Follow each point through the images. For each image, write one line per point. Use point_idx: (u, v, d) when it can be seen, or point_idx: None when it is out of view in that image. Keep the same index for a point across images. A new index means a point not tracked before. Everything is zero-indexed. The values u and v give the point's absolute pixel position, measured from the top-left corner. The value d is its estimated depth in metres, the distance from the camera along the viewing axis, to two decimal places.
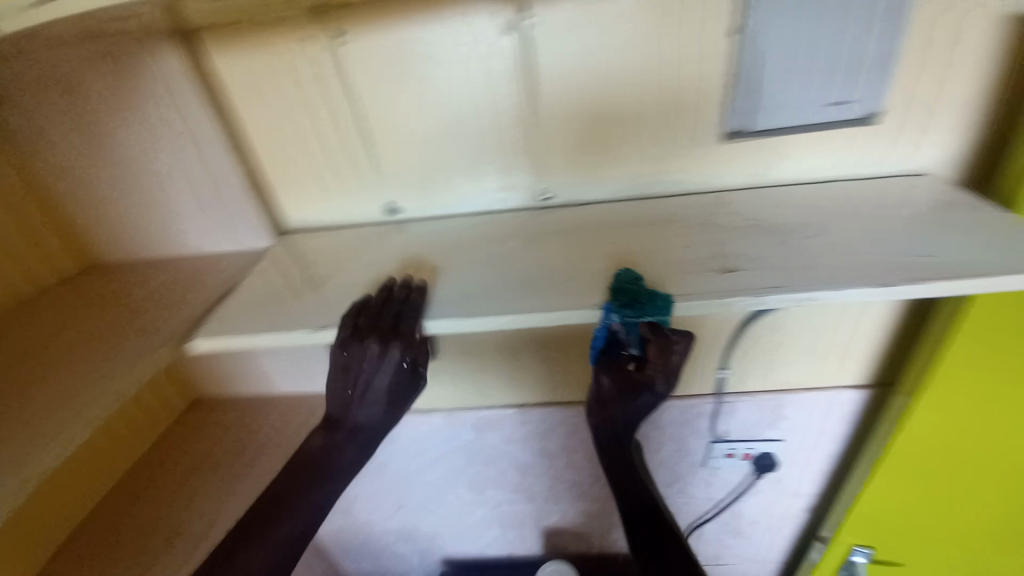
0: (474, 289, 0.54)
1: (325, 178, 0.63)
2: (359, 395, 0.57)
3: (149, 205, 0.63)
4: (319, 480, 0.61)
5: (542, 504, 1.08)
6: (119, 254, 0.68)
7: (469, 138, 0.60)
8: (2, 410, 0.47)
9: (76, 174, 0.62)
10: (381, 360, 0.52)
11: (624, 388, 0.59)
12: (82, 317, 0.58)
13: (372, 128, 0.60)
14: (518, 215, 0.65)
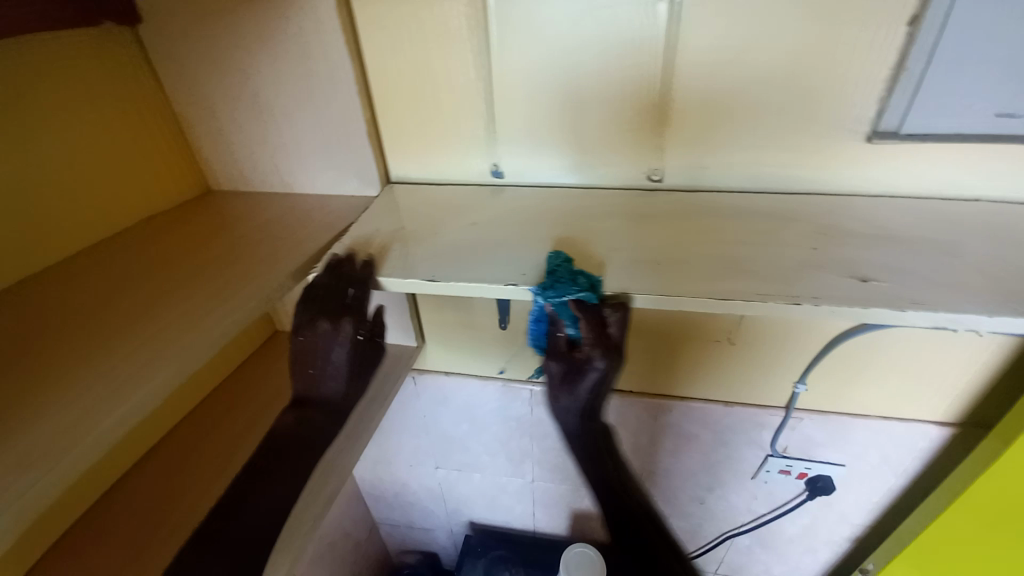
0: (583, 262, 0.53)
1: (440, 132, 0.64)
2: (322, 374, 0.60)
3: (267, 138, 0.64)
4: (299, 443, 0.62)
5: (576, 488, 1.06)
6: (235, 182, 0.71)
7: (595, 106, 0.59)
8: (65, 369, 0.44)
9: (207, 99, 0.64)
10: (336, 340, 0.56)
11: (571, 373, 0.55)
12: (144, 272, 0.56)
13: (497, 87, 0.59)
14: (625, 193, 0.64)
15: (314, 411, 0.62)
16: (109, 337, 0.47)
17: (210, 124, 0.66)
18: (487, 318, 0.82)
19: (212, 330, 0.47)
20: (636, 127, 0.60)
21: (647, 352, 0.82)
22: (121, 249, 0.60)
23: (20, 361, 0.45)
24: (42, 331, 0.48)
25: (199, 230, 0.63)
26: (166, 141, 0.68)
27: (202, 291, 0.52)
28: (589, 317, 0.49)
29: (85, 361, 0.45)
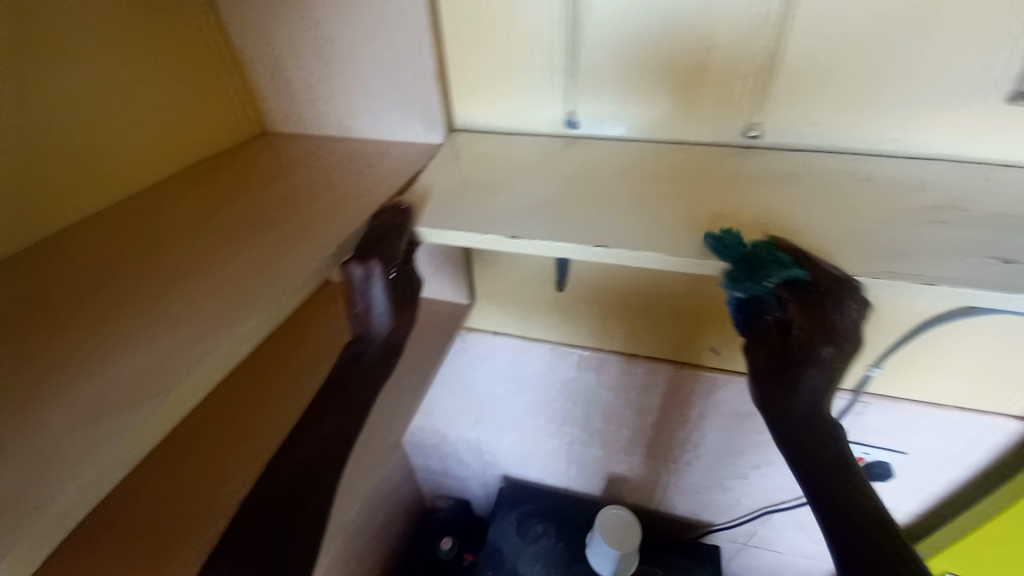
0: (669, 225, 0.48)
1: (514, 76, 0.58)
2: (365, 313, 0.50)
3: (330, 76, 0.61)
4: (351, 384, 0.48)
5: (614, 454, 1.06)
6: (296, 125, 0.68)
7: (694, 51, 0.53)
8: (134, 325, 0.42)
9: (270, 31, 0.60)
10: (369, 272, 0.48)
11: (783, 374, 0.42)
12: (199, 224, 0.53)
13: (585, 21, 0.53)
14: (713, 150, 0.57)
15: (366, 351, 0.50)
16: (171, 275, 0.46)
17: (269, 60, 0.63)
18: (541, 280, 0.79)
19: (274, 270, 0.46)
20: (739, 73, 0.53)
21: (709, 326, 0.77)
22: (179, 188, 0.60)
23: (96, 299, 0.45)
24: (106, 266, 0.48)
25: (256, 172, 0.62)
26: (221, 78, 0.66)
27: (262, 233, 0.51)
28: (800, 295, 0.43)
29: (150, 296, 0.45)
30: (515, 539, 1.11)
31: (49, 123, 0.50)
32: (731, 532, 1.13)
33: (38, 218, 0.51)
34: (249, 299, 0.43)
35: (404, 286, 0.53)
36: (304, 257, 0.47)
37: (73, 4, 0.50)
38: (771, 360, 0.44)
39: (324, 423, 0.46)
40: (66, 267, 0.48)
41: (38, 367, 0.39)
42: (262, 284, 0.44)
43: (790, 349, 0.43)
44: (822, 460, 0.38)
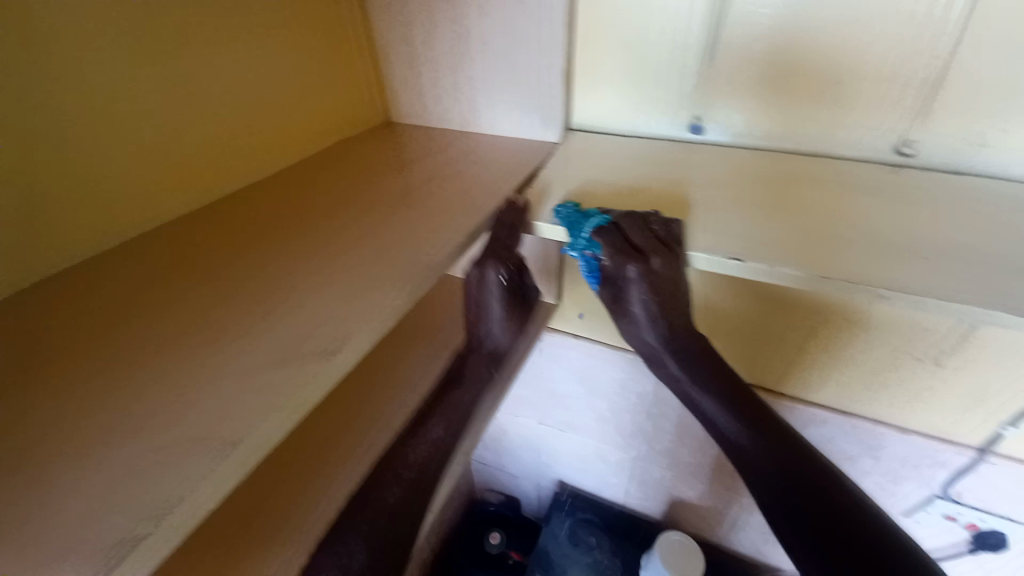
0: (808, 239, 0.45)
1: (644, 78, 0.58)
2: (483, 319, 0.62)
3: (463, 72, 0.64)
4: (462, 384, 0.59)
5: (681, 476, 1.02)
6: (420, 115, 0.72)
7: (851, 59, 0.49)
8: (282, 291, 0.43)
9: (413, 28, 0.64)
10: (487, 277, 0.56)
11: (620, 303, 0.54)
12: (338, 203, 0.55)
13: (731, 27, 0.51)
14: (858, 165, 0.54)
15: (479, 359, 0.62)
16: (304, 245, 0.48)
17: (406, 51, 0.67)
18: None
19: (392, 251, 0.47)
20: (898, 84, 0.49)
21: (816, 354, 0.72)
22: (300, 175, 0.63)
23: (249, 264, 0.46)
24: (233, 238, 0.51)
25: (375, 161, 0.65)
26: (358, 67, 0.71)
27: (376, 218, 0.52)
28: (609, 236, 0.48)
29: (272, 268, 0.46)
30: (565, 544, 1.10)
31: (218, 97, 0.55)
32: None
33: (184, 186, 0.54)
34: (372, 274, 0.44)
35: (517, 300, 0.62)
36: (422, 240, 0.47)
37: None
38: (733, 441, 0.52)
39: (432, 431, 0.54)
40: (200, 238, 0.51)
41: (168, 322, 0.40)
42: (385, 261, 0.45)
43: (615, 278, 0.52)
44: (788, 457, 0.49)
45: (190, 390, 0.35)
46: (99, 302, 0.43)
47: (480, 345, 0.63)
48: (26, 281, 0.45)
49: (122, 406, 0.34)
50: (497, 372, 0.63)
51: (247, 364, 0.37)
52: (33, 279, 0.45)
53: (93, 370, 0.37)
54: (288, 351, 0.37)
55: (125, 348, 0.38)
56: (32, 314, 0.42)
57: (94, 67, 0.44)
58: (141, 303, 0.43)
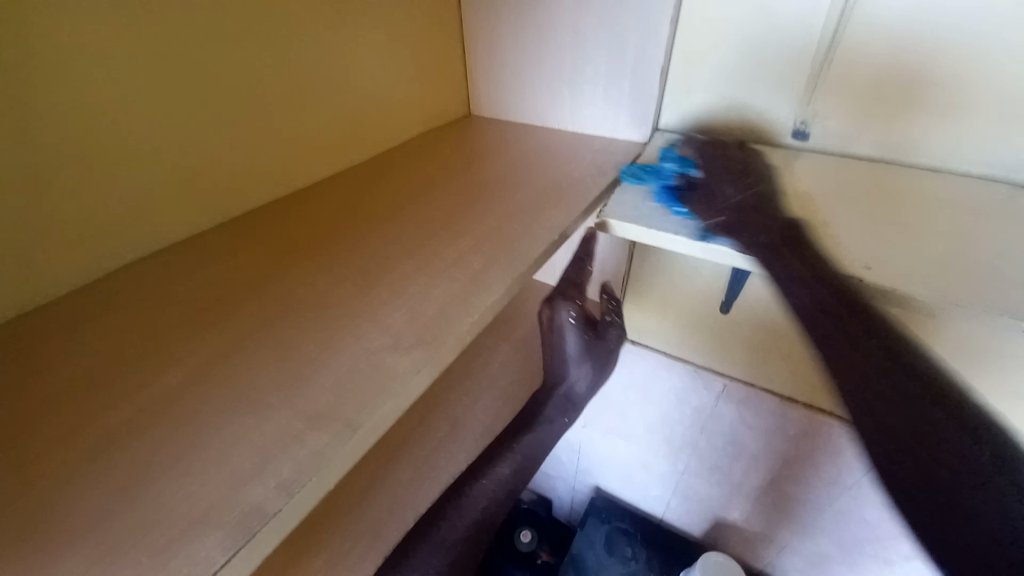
0: (934, 262, 0.41)
1: (746, 82, 0.57)
2: (562, 360, 0.65)
3: (555, 71, 0.65)
4: (536, 431, 0.61)
5: (729, 497, 0.97)
6: (508, 111, 0.74)
7: (990, 71, 0.46)
8: (383, 278, 0.44)
9: (511, 27, 0.66)
10: (559, 316, 0.61)
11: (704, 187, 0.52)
12: (427, 193, 0.56)
13: (848, 31, 0.50)
14: (990, 184, 0.49)
15: (548, 401, 0.64)
16: (399, 234, 0.49)
17: (502, 46, 0.69)
18: (702, 298, 0.75)
19: (485, 247, 0.46)
20: None
21: None
22: (384, 167, 0.64)
23: (348, 251, 0.47)
24: (324, 228, 0.51)
25: (458, 154, 0.65)
26: (447, 61, 0.72)
27: (463, 213, 0.51)
28: (690, 149, 0.58)
29: (364, 257, 0.46)
30: (601, 552, 1.07)
31: (323, 80, 0.57)
32: None
33: (281, 169, 0.56)
34: (468, 267, 0.44)
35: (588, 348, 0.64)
36: (515, 238, 0.47)
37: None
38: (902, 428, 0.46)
39: (499, 470, 0.58)
40: (293, 225, 0.52)
41: (268, 307, 0.41)
42: (480, 254, 0.45)
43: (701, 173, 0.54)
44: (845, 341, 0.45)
45: (298, 374, 0.35)
46: (205, 283, 0.45)
47: (557, 387, 0.65)
48: (139, 252, 0.47)
49: (234, 382, 0.35)
50: (563, 419, 0.63)
51: (346, 354, 0.37)
52: (145, 251, 0.47)
53: (204, 346, 0.38)
54: (393, 340, 0.37)
55: (231, 329, 0.39)
56: (145, 288, 0.44)
57: (224, 43, 0.47)
58: (243, 286, 0.44)
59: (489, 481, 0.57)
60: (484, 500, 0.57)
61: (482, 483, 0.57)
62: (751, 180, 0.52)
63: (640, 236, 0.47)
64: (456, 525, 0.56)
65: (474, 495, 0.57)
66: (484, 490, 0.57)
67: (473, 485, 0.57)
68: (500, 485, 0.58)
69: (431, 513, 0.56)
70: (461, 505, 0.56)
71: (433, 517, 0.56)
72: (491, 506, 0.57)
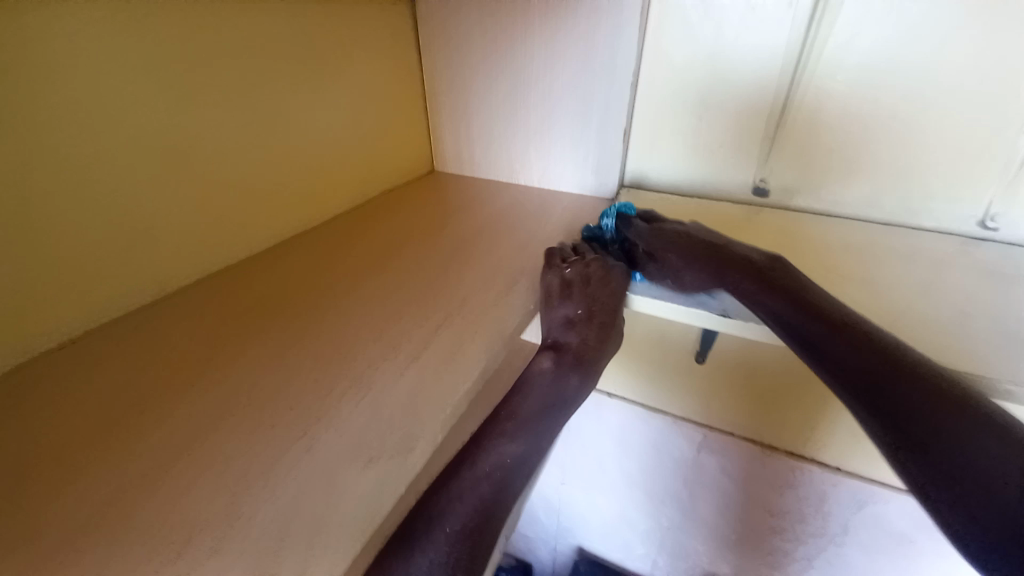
0: (908, 322, 0.41)
1: (705, 143, 0.59)
2: (580, 323, 0.44)
3: (521, 132, 0.67)
4: (554, 405, 0.40)
5: (716, 552, 0.91)
6: (474, 168, 0.74)
7: (921, 136, 0.50)
8: (346, 359, 0.40)
9: (476, 92, 0.68)
10: (604, 271, 0.47)
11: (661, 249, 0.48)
12: (393, 258, 0.53)
13: (794, 99, 0.53)
14: (938, 237, 0.52)
15: (567, 365, 0.42)
16: (362, 307, 0.46)
17: (467, 107, 0.70)
18: (675, 347, 0.75)
19: (455, 322, 0.43)
20: (973, 160, 0.49)
21: None
22: (345, 231, 0.61)
23: (307, 331, 0.43)
24: (275, 305, 0.47)
25: (423, 212, 0.64)
26: (413, 123, 0.73)
27: (429, 282, 0.49)
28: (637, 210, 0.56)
29: (320, 338, 0.42)
30: None
31: (281, 144, 0.55)
32: None
33: (229, 237, 0.52)
34: (440, 347, 0.41)
35: (613, 302, 0.45)
36: (488, 309, 0.44)
37: (332, 62, 0.59)
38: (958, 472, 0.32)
39: (511, 447, 0.37)
40: (237, 305, 0.47)
41: (205, 412, 0.36)
42: (451, 331, 0.42)
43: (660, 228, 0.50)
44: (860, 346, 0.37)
45: (239, 500, 0.30)
46: (127, 387, 0.39)
47: (575, 349, 0.43)
48: (58, 342, 0.42)
49: (161, 520, 0.30)
50: (584, 382, 0.42)
51: (300, 462, 0.32)
52: (65, 341, 0.42)
53: (124, 473, 0.32)
54: (355, 445, 0.33)
55: (158, 445, 0.34)
56: (50, 397, 0.38)
57: (172, 113, 0.44)
58: (172, 389, 0.38)
59: (488, 459, 0.36)
60: (480, 500, 0.34)
61: (477, 470, 0.35)
62: (708, 242, 0.47)
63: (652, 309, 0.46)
64: (446, 531, 0.32)
65: (467, 487, 0.34)
66: (488, 471, 0.35)
67: (470, 463, 0.35)
68: (504, 470, 0.36)
69: (407, 517, 0.32)
70: (454, 499, 0.33)
71: (416, 515, 0.32)
72: (495, 507, 0.34)
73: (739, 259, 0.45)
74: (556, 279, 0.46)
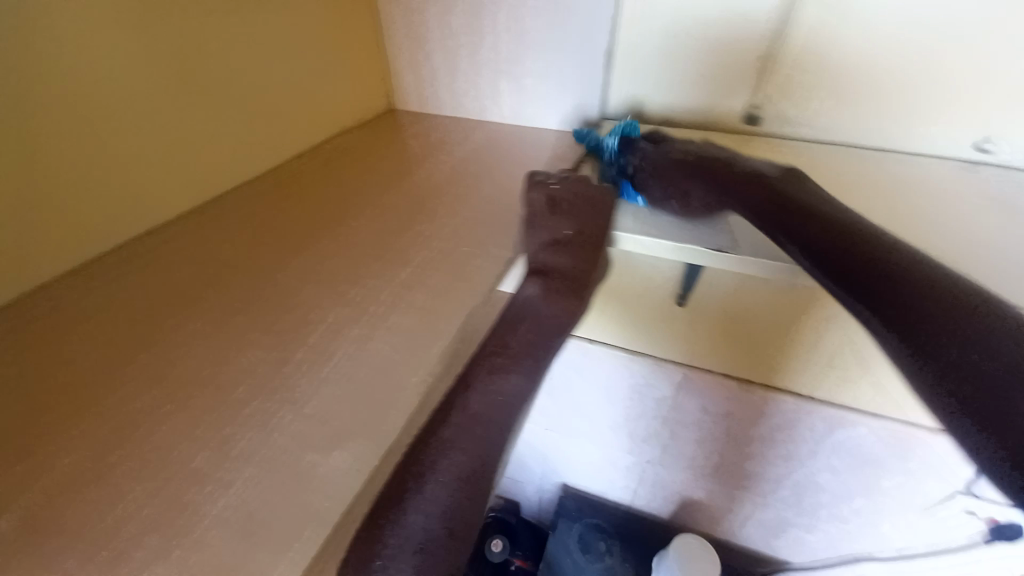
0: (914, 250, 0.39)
1: (691, 68, 0.54)
2: (567, 245, 0.40)
3: (487, 62, 0.60)
4: (550, 333, 0.37)
5: (694, 480, 0.95)
6: (437, 106, 0.66)
7: (918, 56, 0.46)
8: (309, 327, 0.35)
9: (432, 14, 0.59)
10: (590, 193, 0.43)
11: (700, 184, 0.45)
12: (355, 211, 0.47)
13: (790, 14, 0.48)
14: (931, 163, 0.50)
15: (556, 288, 0.38)
16: (323, 266, 0.41)
17: (425, 32, 0.61)
18: (658, 290, 0.73)
19: (429, 280, 0.39)
20: (972, 81, 0.46)
21: (855, 358, 0.68)
22: (298, 180, 0.54)
23: (262, 296, 0.38)
24: (220, 270, 0.41)
25: (383, 157, 0.57)
26: (363, 54, 0.64)
27: (395, 236, 0.44)
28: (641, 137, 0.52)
29: (276, 307, 0.37)
30: (578, 555, 1.03)
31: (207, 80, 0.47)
32: None
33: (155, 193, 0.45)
34: (415, 308, 0.37)
35: (603, 220, 0.42)
36: (466, 262, 0.40)
37: None
38: (993, 400, 0.28)
39: (507, 381, 0.34)
40: (171, 274, 0.41)
41: (138, 397, 0.31)
42: (425, 289, 0.38)
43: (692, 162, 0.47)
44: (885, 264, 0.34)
45: (183, 493, 0.27)
46: (34, 383, 0.33)
47: (560, 272, 0.39)
48: None
49: (89, 529, 0.25)
50: (580, 304, 0.39)
51: (260, 447, 0.28)
52: None
53: (40, 481, 0.27)
54: (322, 428, 0.29)
55: (83, 441, 0.29)
56: None
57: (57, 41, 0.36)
58: (91, 379, 0.33)
59: (484, 398, 0.33)
60: (477, 445, 0.32)
61: (471, 413, 0.32)
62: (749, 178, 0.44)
63: (643, 250, 0.42)
64: (444, 479, 0.30)
65: (459, 432, 0.31)
66: (484, 412, 0.33)
67: (460, 406, 0.32)
68: (498, 409, 0.33)
69: (401, 471, 0.29)
70: (447, 450, 0.31)
71: (410, 470, 0.29)
72: (493, 449, 0.32)
73: (809, 211, 0.40)
74: (540, 196, 0.43)
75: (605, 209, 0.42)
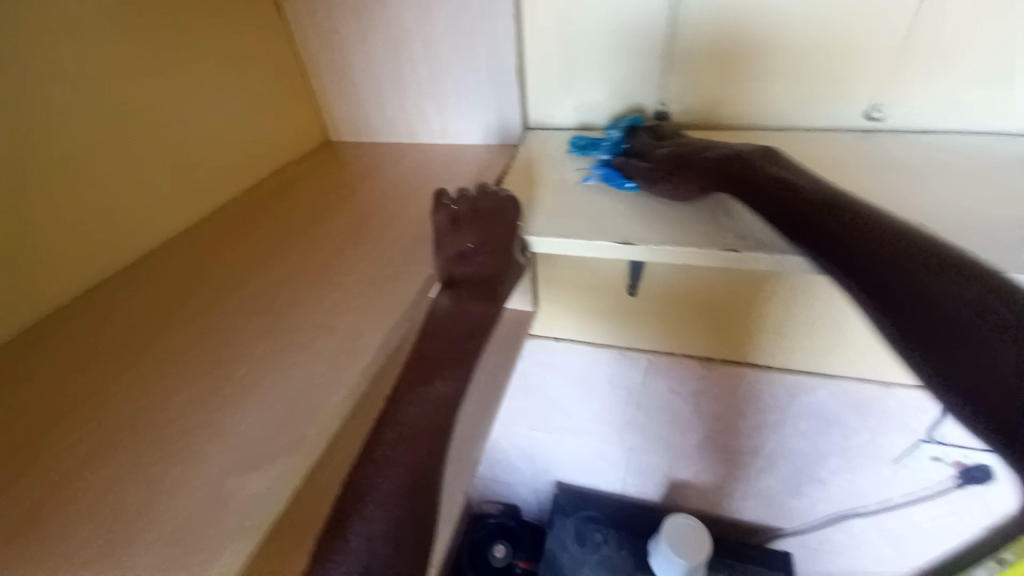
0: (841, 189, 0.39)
1: (599, 73, 0.56)
2: (470, 255, 0.42)
3: (411, 87, 0.62)
4: (471, 335, 0.40)
5: (677, 460, 0.98)
6: (371, 132, 0.69)
7: (799, 41, 0.50)
8: (242, 363, 0.37)
9: (351, 48, 0.61)
10: (488, 204, 0.43)
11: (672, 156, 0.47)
12: (288, 245, 0.49)
13: (678, 14, 0.51)
14: (834, 135, 0.53)
15: (466, 296, 0.41)
16: (258, 303, 0.42)
17: (346, 64, 0.63)
18: (611, 282, 0.75)
19: (354, 307, 0.41)
20: (853, 57, 0.49)
21: (801, 324, 0.71)
22: (238, 219, 0.55)
23: (200, 337, 0.40)
24: (158, 316, 0.43)
25: (321, 188, 0.59)
26: (292, 93, 0.66)
27: (323, 266, 0.45)
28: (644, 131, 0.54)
29: (213, 347, 0.39)
30: (575, 549, 1.02)
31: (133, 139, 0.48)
32: (801, 540, 1.01)
33: (92, 253, 0.46)
34: (343, 334, 0.38)
35: (507, 230, 0.42)
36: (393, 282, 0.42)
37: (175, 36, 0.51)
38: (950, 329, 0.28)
39: (434, 391, 0.36)
40: (109, 327, 0.42)
41: (78, 451, 0.33)
42: (350, 315, 0.40)
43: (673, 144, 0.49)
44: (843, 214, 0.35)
45: (119, 536, 0.28)
46: None
47: (467, 281, 0.42)
48: None
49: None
50: (490, 306, 0.42)
51: (195, 482, 0.30)
52: None
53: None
54: (253, 459, 0.31)
55: (30, 494, 0.31)
56: None
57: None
58: (36, 434, 0.34)
59: (413, 411, 0.34)
60: (413, 456, 0.33)
61: (402, 427, 0.34)
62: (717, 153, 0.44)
63: (564, 249, 0.42)
64: (381, 497, 0.31)
65: (394, 448, 0.33)
66: (416, 424, 0.34)
67: (392, 421, 0.34)
68: (431, 418, 0.35)
69: (337, 502, 0.30)
70: (381, 469, 0.32)
71: (345, 497, 0.30)
72: (430, 459, 0.33)
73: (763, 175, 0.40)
74: (443, 215, 0.43)
75: (505, 222, 0.42)
